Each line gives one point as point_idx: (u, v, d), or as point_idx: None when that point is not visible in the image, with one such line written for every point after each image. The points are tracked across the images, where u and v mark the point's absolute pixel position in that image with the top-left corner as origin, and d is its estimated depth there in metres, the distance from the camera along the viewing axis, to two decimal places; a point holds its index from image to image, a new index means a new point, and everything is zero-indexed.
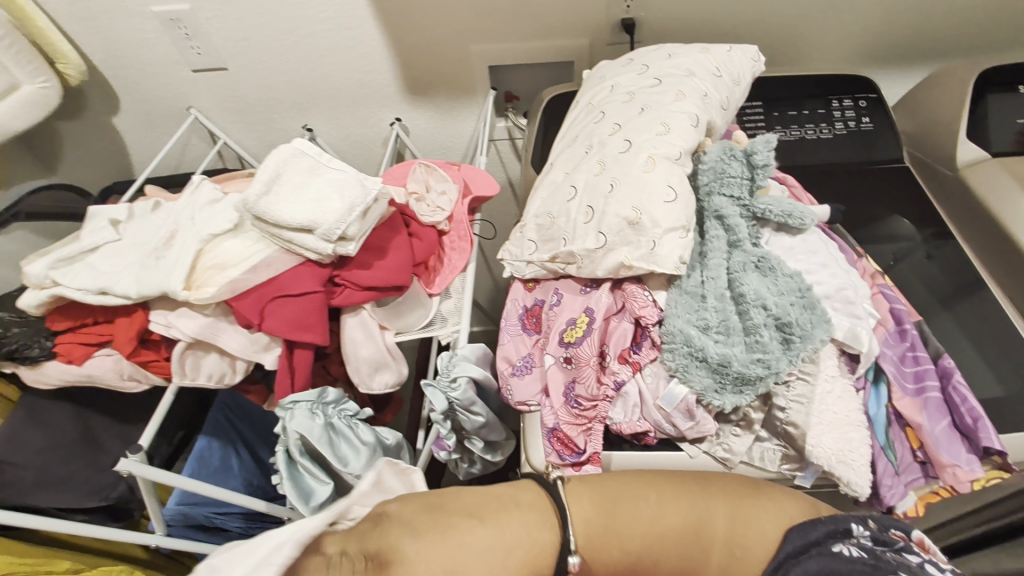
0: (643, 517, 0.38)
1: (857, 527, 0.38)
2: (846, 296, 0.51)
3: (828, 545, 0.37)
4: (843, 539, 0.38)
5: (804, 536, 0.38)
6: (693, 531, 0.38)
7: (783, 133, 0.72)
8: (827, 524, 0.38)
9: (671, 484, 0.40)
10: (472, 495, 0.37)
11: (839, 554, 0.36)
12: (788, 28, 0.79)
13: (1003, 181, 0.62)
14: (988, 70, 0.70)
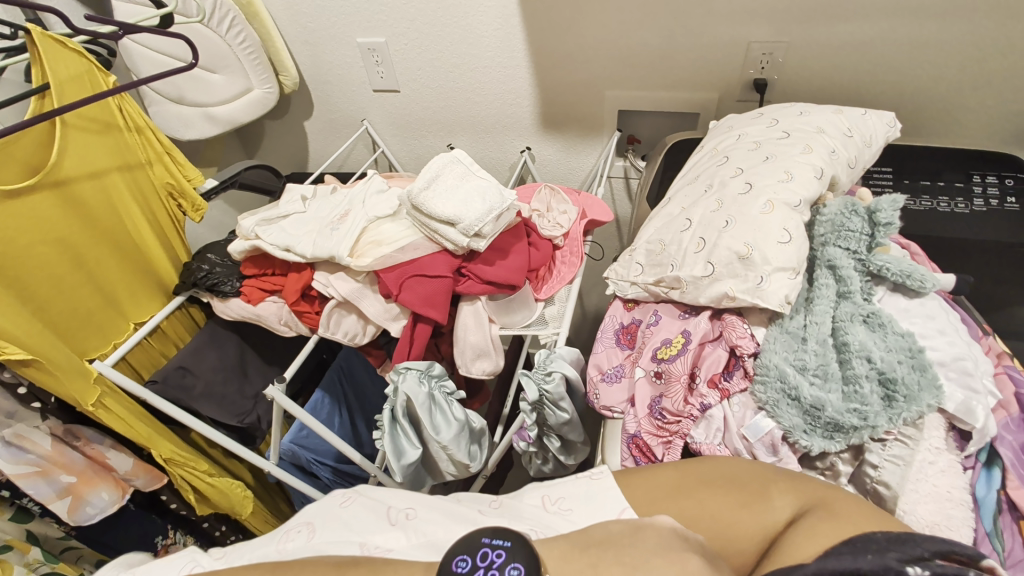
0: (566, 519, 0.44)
1: (911, 563, 0.31)
2: (966, 365, 0.50)
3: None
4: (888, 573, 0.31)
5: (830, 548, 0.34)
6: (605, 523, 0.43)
7: (912, 201, 0.71)
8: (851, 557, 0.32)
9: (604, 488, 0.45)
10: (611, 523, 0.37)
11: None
12: (933, 103, 0.78)
13: None
14: None
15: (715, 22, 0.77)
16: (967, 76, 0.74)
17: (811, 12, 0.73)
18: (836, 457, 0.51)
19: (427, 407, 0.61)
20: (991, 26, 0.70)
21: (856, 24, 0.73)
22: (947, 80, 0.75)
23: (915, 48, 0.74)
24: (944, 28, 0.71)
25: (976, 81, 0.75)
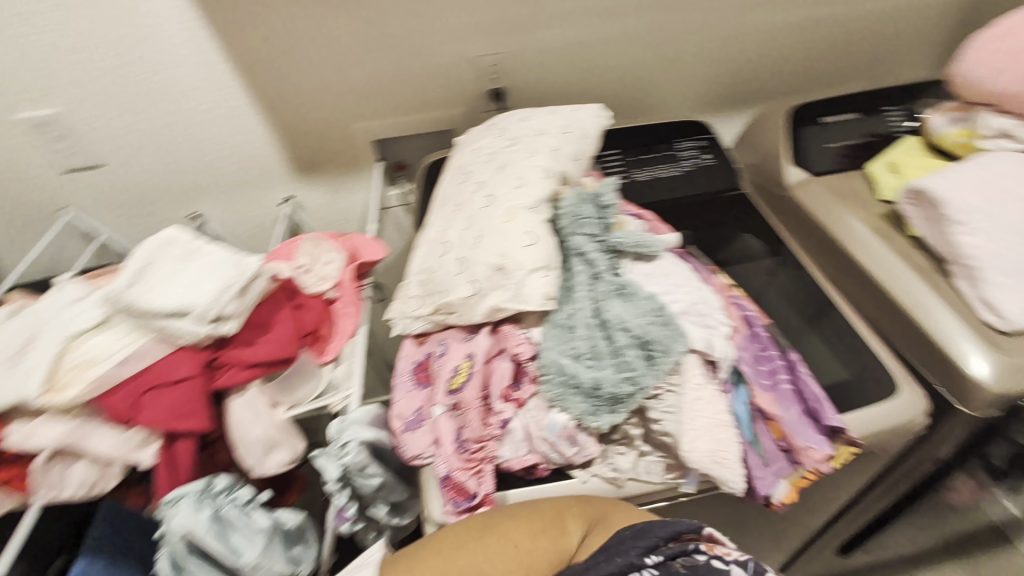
0: None
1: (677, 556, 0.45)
2: (701, 308, 0.59)
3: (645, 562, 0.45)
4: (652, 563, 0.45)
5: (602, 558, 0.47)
6: None
7: (639, 173, 0.82)
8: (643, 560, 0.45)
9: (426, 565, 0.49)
10: None
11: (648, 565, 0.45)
12: (634, 87, 0.92)
13: (826, 199, 0.85)
14: (795, 110, 0.94)
15: (437, 44, 0.78)
16: (647, 61, 0.89)
17: (518, 24, 0.79)
18: (627, 424, 0.56)
19: (214, 533, 0.50)
20: (655, 21, 0.84)
21: (559, 31, 0.81)
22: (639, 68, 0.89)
23: (609, 45, 0.85)
24: (624, 26, 0.84)
25: (657, 66, 0.91)
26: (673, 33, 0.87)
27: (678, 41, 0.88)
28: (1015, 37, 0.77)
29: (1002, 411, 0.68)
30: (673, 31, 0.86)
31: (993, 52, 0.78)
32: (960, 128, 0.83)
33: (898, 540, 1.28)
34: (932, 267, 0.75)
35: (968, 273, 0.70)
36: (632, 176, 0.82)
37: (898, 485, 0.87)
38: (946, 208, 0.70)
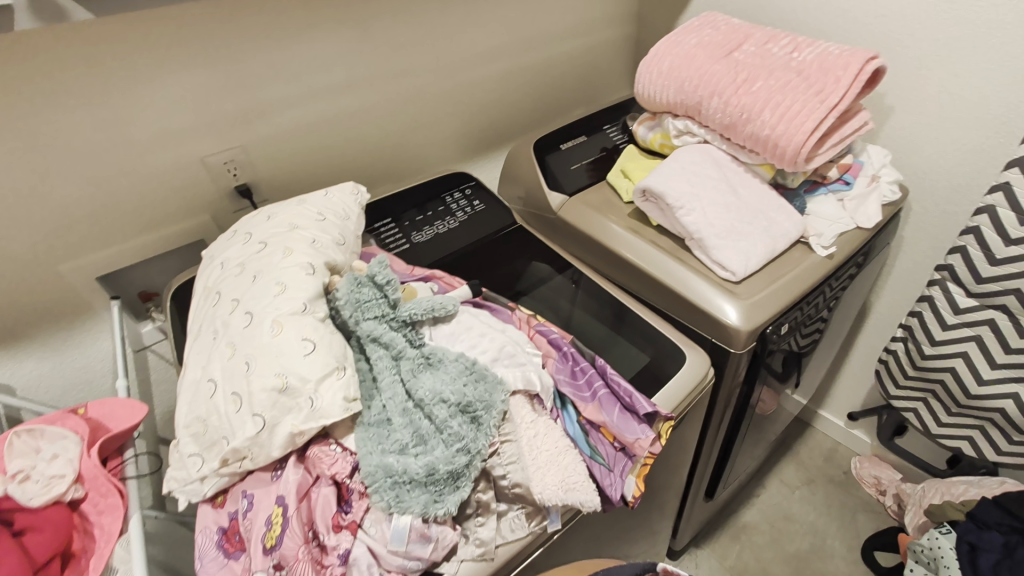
0: None
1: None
2: (510, 350, 0.61)
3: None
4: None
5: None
6: None
7: (420, 235, 0.86)
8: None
9: None
10: None
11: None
12: (379, 150, 1.04)
13: (584, 213, 0.97)
14: (536, 144, 1.06)
15: (157, 149, 0.79)
16: (363, 151, 1.02)
17: (241, 116, 0.84)
18: (476, 492, 0.53)
19: None
20: (374, 94, 0.97)
21: (286, 116, 0.89)
22: (376, 134, 1.01)
23: (339, 119, 0.95)
24: (346, 102, 0.94)
25: (393, 129, 1.03)
26: (394, 100, 1.00)
27: (403, 107, 1.02)
28: (665, 58, 0.97)
29: (760, 342, 0.83)
30: (393, 99, 1.00)
31: (655, 71, 0.97)
32: (657, 134, 1.02)
33: (747, 463, 1.50)
34: (676, 246, 0.89)
35: (699, 245, 0.85)
36: (414, 239, 0.85)
37: (725, 428, 1.00)
38: (667, 199, 0.85)
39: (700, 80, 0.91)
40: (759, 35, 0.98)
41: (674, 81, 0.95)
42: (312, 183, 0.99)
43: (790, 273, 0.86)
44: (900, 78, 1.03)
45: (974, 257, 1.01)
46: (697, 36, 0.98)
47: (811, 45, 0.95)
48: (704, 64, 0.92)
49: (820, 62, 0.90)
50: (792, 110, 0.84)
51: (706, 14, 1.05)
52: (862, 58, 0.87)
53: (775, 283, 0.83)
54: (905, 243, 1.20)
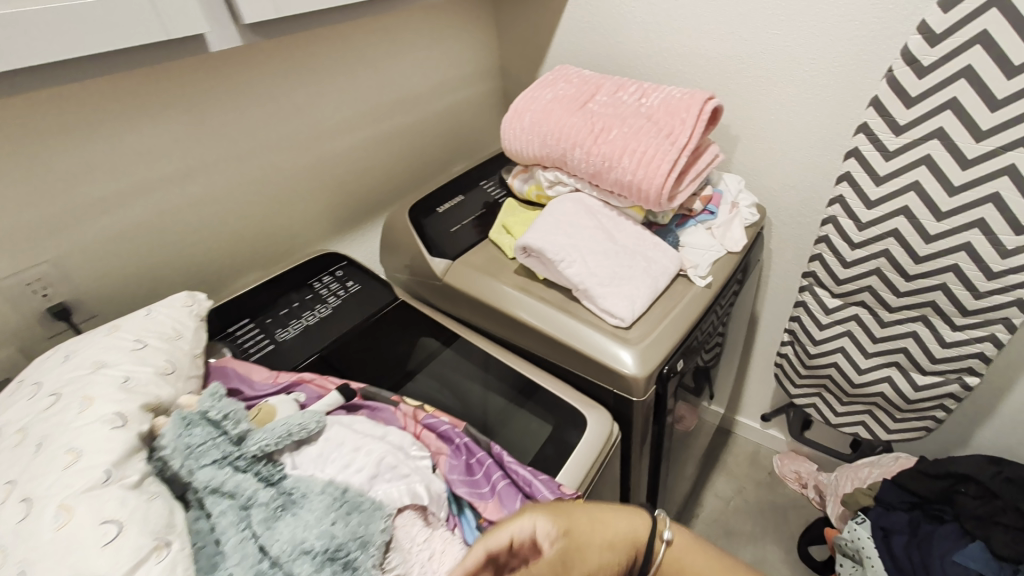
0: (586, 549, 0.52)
1: None
2: (390, 463, 0.53)
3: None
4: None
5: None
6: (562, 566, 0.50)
7: (286, 330, 0.77)
8: None
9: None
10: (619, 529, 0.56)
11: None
12: (232, 238, 0.97)
13: (470, 276, 0.93)
14: (411, 208, 1.02)
15: None
16: (212, 243, 0.95)
17: (48, 226, 0.74)
18: None
19: None
20: (219, 180, 0.91)
21: (110, 219, 0.80)
22: (227, 221, 0.95)
23: (179, 211, 0.88)
24: (186, 194, 0.88)
25: (247, 213, 0.98)
26: (243, 183, 0.95)
27: (254, 191, 0.97)
28: (525, 114, 0.98)
29: (659, 383, 0.81)
30: (242, 181, 0.95)
31: (518, 128, 0.98)
32: (533, 185, 1.02)
33: (681, 485, 1.51)
34: (564, 298, 0.87)
35: (586, 295, 0.83)
36: (277, 337, 0.76)
37: (648, 468, 0.97)
38: (547, 254, 0.84)
39: (560, 133, 0.93)
40: (609, 85, 1.02)
41: (536, 135, 0.95)
42: (157, 287, 0.90)
43: (677, 306, 0.86)
44: (730, 113, 1.13)
45: (831, 263, 1.09)
46: (552, 90, 1.00)
47: (657, 90, 1.00)
48: (561, 117, 0.94)
49: (666, 106, 0.95)
50: (647, 155, 0.86)
51: (559, 68, 1.08)
52: (700, 99, 0.93)
53: (664, 320, 0.83)
54: (774, 255, 1.30)
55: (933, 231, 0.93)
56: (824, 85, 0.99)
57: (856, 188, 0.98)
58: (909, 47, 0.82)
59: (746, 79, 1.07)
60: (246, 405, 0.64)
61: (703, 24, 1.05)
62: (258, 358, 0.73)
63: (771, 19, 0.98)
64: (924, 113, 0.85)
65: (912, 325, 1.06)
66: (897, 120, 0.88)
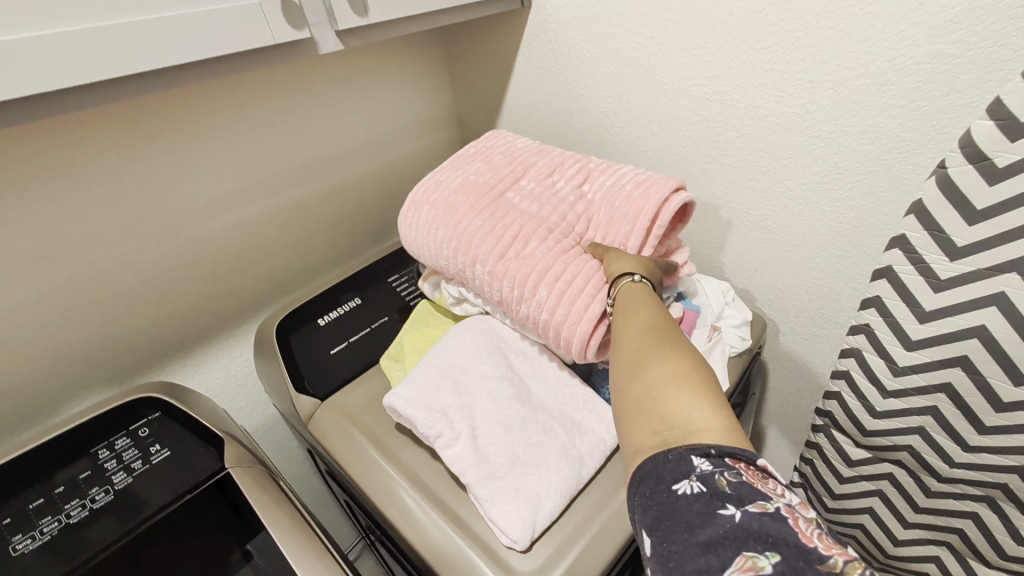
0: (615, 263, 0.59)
1: (701, 468, 0.39)
2: None
3: (671, 490, 0.40)
4: (686, 478, 0.39)
5: (641, 475, 0.42)
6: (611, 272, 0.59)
7: (30, 539, 0.57)
8: (672, 467, 0.40)
9: (632, 313, 0.52)
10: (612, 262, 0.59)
11: (679, 498, 0.39)
12: (64, 352, 0.77)
13: (338, 426, 0.70)
14: (283, 321, 0.82)
15: None
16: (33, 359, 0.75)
17: None
18: None
19: None
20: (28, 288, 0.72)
21: None
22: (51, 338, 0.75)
23: None
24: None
25: (78, 323, 0.77)
26: (67, 287, 0.75)
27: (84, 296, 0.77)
28: (423, 208, 0.73)
29: None
30: (67, 287, 0.75)
31: (414, 226, 0.73)
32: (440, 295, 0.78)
33: None
34: (446, 482, 0.61)
35: (472, 497, 0.57)
36: (11, 550, 0.55)
37: None
38: (418, 427, 0.59)
39: (460, 241, 0.67)
40: (544, 161, 0.74)
41: (433, 240, 0.70)
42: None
43: (610, 507, 0.57)
44: (717, 193, 0.85)
45: (852, 407, 0.80)
46: (464, 172, 0.75)
47: (606, 171, 0.72)
48: (465, 216, 0.68)
49: (613, 199, 0.67)
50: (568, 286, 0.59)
51: (486, 134, 0.82)
52: (659, 192, 0.63)
53: (584, 536, 0.55)
54: (776, 371, 0.97)
55: (1005, 395, 0.61)
56: (844, 169, 0.70)
57: (888, 320, 0.70)
58: (972, 134, 0.54)
59: (739, 154, 0.79)
60: None
61: (678, 81, 0.80)
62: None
63: (766, 78, 0.71)
64: (989, 238, 0.56)
65: (973, 505, 0.72)
66: (953, 240, 0.59)
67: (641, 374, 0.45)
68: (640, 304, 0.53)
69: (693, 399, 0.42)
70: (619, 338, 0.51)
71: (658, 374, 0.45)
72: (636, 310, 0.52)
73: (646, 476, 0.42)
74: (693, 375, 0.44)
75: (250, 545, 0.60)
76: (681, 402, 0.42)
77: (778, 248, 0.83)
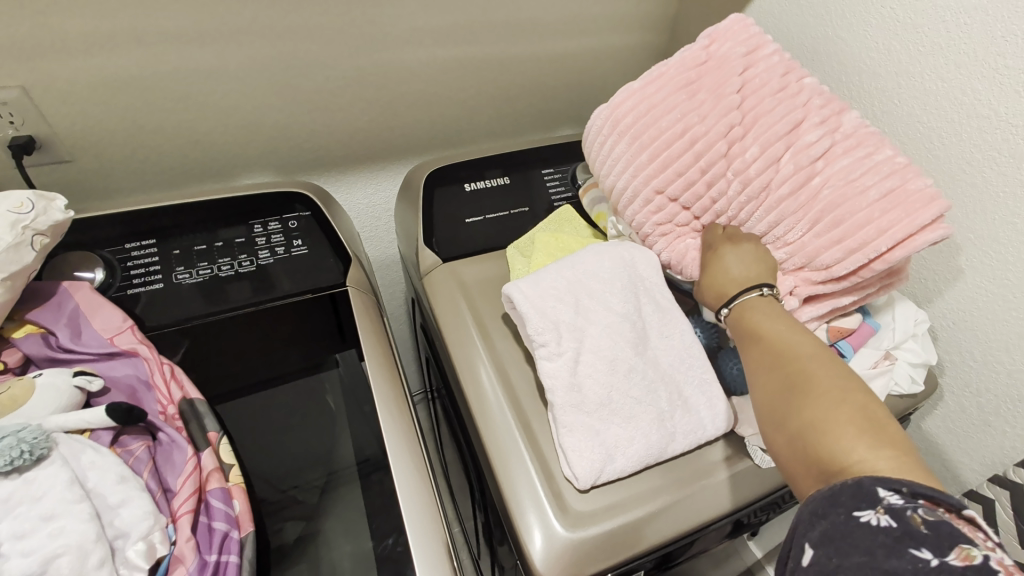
0: (731, 266, 0.56)
1: (890, 506, 0.35)
2: (71, 555, 0.37)
3: (852, 516, 0.35)
4: (872, 507, 0.35)
5: (816, 499, 0.38)
6: (718, 288, 0.56)
7: (188, 274, 0.65)
8: (849, 495, 0.36)
9: (757, 332, 0.51)
10: (717, 269, 0.57)
11: (861, 526, 0.35)
12: (250, 127, 0.84)
13: (450, 290, 0.71)
14: (434, 171, 0.81)
15: None
16: (225, 121, 0.82)
17: (35, 47, 0.66)
18: None
19: None
20: (237, 55, 0.76)
21: (98, 60, 0.69)
22: (244, 109, 0.81)
23: (185, 79, 0.75)
24: (197, 62, 0.74)
25: (266, 104, 0.82)
26: (267, 68, 0.79)
27: (276, 80, 0.80)
28: (622, 137, 0.61)
29: None
30: (268, 66, 0.78)
31: (603, 154, 0.63)
32: (599, 213, 0.75)
33: None
34: (531, 388, 0.60)
35: (551, 416, 0.55)
36: (174, 277, 0.65)
37: None
38: (527, 327, 0.57)
39: (652, 201, 0.61)
40: (784, 110, 0.55)
41: (619, 182, 0.62)
42: (164, 152, 0.81)
43: (680, 493, 0.53)
44: (957, 218, 0.66)
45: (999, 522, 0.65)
46: (678, 101, 0.59)
47: (865, 151, 0.54)
48: (668, 176, 0.58)
49: (843, 202, 0.53)
50: (728, 246, 0.57)
51: (724, 26, 0.60)
52: (904, 227, 0.50)
53: (645, 504, 0.52)
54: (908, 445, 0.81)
55: None
56: None
57: None
58: None
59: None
60: (61, 354, 0.52)
61: (986, 58, 0.60)
62: (138, 293, 0.63)
63: None
64: None
65: None
66: None
67: (801, 415, 0.43)
68: (768, 317, 0.51)
69: (853, 438, 0.40)
70: (746, 364, 0.50)
71: (787, 404, 0.44)
72: (772, 323, 0.51)
73: (819, 497, 0.38)
74: (854, 402, 0.42)
75: (339, 355, 0.67)
76: (820, 426, 0.41)
77: (1008, 313, 0.65)
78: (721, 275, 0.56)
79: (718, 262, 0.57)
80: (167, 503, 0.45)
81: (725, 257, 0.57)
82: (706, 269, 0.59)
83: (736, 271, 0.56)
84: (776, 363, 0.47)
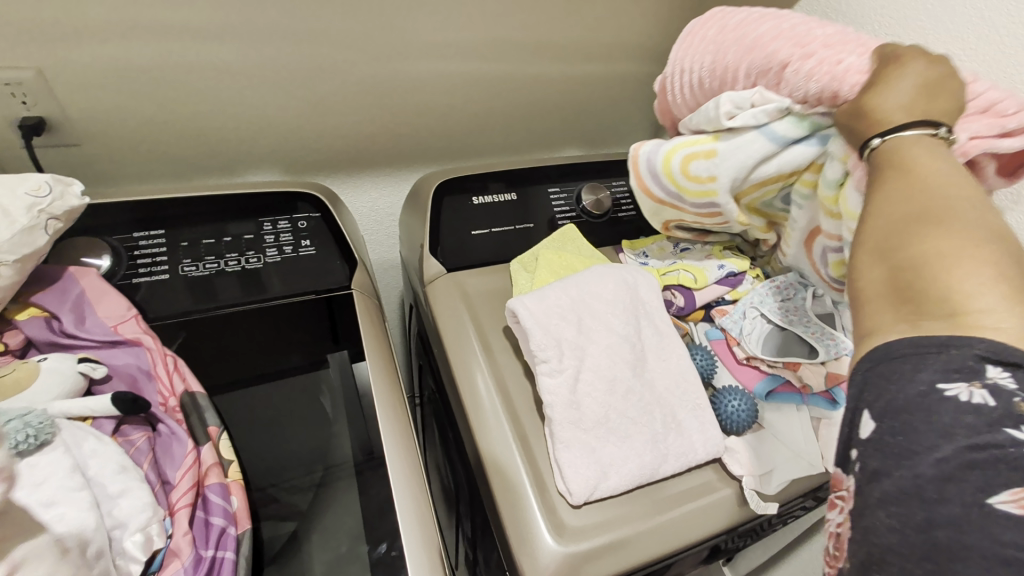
0: (898, 95, 0.46)
1: (991, 382, 0.32)
2: (70, 541, 0.37)
3: (936, 389, 0.33)
4: (966, 381, 0.32)
5: (896, 358, 0.35)
6: (872, 113, 0.47)
7: (194, 267, 0.66)
8: (946, 361, 0.33)
9: (896, 169, 0.42)
10: (878, 94, 0.47)
11: (946, 401, 0.32)
12: (263, 125, 0.85)
13: (453, 300, 0.72)
14: (444, 180, 0.83)
15: None
16: (239, 118, 0.82)
17: (58, 33, 0.66)
18: None
19: None
20: (257, 55, 0.77)
21: (121, 48, 0.70)
22: (259, 107, 0.82)
23: (203, 74, 0.76)
24: (217, 58, 0.75)
25: (281, 104, 0.83)
26: (286, 70, 0.80)
27: (293, 82, 0.82)
28: (736, 12, 0.60)
29: None
30: (286, 68, 0.80)
31: (710, 32, 0.61)
32: (668, 151, 0.64)
33: None
34: (528, 401, 0.62)
35: (548, 431, 0.56)
36: (180, 270, 0.65)
37: None
38: (530, 342, 0.58)
39: (779, 39, 0.55)
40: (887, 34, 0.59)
41: (736, 39, 0.58)
42: (175, 144, 0.82)
43: (669, 514, 0.55)
44: None
45: None
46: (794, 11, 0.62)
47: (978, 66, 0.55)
48: (801, 22, 0.55)
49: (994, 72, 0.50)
50: (915, 62, 0.47)
51: None
52: None
53: (632, 523, 0.53)
54: None
55: None
56: None
57: None
58: None
59: None
60: (64, 340, 0.52)
61: None
62: (142, 283, 0.63)
63: None
64: None
65: None
66: None
67: (923, 247, 0.37)
68: (928, 146, 0.43)
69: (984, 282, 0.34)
70: (875, 194, 0.43)
71: (923, 232, 0.37)
72: (933, 153, 0.42)
73: (900, 361, 0.35)
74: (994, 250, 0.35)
75: (331, 355, 0.69)
76: (942, 266, 0.35)
77: None
78: (888, 98, 0.46)
79: (884, 87, 0.47)
80: (165, 495, 0.45)
81: (894, 86, 0.46)
82: (872, 87, 0.47)
83: (907, 99, 0.45)
84: (929, 195, 0.39)
